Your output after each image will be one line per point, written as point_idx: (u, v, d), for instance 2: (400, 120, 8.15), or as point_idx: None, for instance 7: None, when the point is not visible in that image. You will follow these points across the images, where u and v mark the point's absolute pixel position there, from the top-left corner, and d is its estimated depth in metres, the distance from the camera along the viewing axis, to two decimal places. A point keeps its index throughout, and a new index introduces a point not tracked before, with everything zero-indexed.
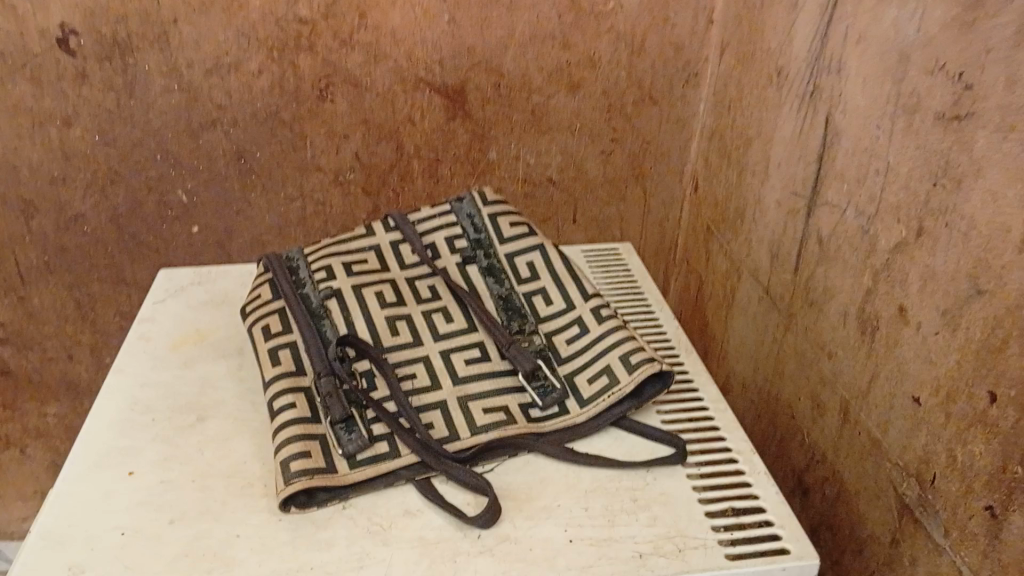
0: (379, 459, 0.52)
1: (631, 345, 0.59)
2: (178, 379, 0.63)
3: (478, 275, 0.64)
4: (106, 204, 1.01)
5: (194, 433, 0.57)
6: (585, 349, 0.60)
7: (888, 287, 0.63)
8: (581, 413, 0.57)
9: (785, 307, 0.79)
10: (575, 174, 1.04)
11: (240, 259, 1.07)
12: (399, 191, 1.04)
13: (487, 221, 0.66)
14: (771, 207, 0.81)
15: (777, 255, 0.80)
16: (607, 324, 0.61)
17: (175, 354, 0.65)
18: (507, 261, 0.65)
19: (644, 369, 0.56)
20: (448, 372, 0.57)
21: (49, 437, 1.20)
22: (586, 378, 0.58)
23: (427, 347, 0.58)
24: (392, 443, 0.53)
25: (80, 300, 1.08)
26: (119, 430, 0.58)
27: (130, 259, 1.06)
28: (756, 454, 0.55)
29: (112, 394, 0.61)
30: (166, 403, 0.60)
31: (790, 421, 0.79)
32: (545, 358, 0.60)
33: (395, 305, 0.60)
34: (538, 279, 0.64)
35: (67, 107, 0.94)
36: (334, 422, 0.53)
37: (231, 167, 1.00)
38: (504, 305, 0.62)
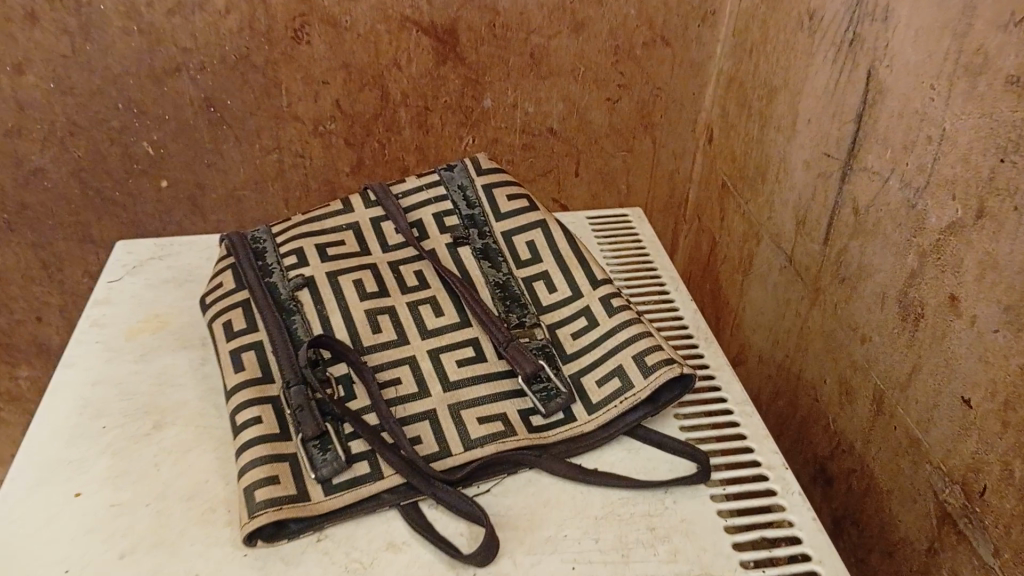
0: (358, 483, 0.46)
1: (646, 342, 0.51)
2: (134, 376, 0.56)
3: (472, 258, 0.56)
4: (66, 157, 0.92)
5: (150, 445, 0.51)
6: (593, 346, 0.53)
7: (937, 270, 0.55)
8: (590, 422, 0.50)
9: (810, 280, 0.71)
10: (577, 122, 0.95)
11: (215, 215, 0.99)
12: (385, 142, 0.95)
13: (482, 194, 0.59)
14: (797, 167, 0.73)
15: (803, 221, 0.72)
16: (618, 316, 0.53)
17: (131, 345, 0.58)
18: (504, 241, 0.57)
19: (662, 372, 0.49)
20: (437, 377, 0.51)
21: (22, 400, 1.13)
22: (594, 380, 0.51)
23: (414, 346, 0.52)
24: (374, 463, 0.47)
25: (44, 259, 1.00)
26: (67, 440, 0.51)
27: (96, 216, 0.98)
28: (789, 470, 0.48)
29: (59, 395, 0.54)
30: (120, 407, 0.53)
31: (812, 404, 0.72)
32: (548, 357, 0.53)
33: (377, 296, 0.53)
34: (539, 262, 0.57)
35: (15, 52, 0.84)
36: (305, 440, 0.46)
37: (200, 116, 0.91)
38: (502, 294, 0.55)
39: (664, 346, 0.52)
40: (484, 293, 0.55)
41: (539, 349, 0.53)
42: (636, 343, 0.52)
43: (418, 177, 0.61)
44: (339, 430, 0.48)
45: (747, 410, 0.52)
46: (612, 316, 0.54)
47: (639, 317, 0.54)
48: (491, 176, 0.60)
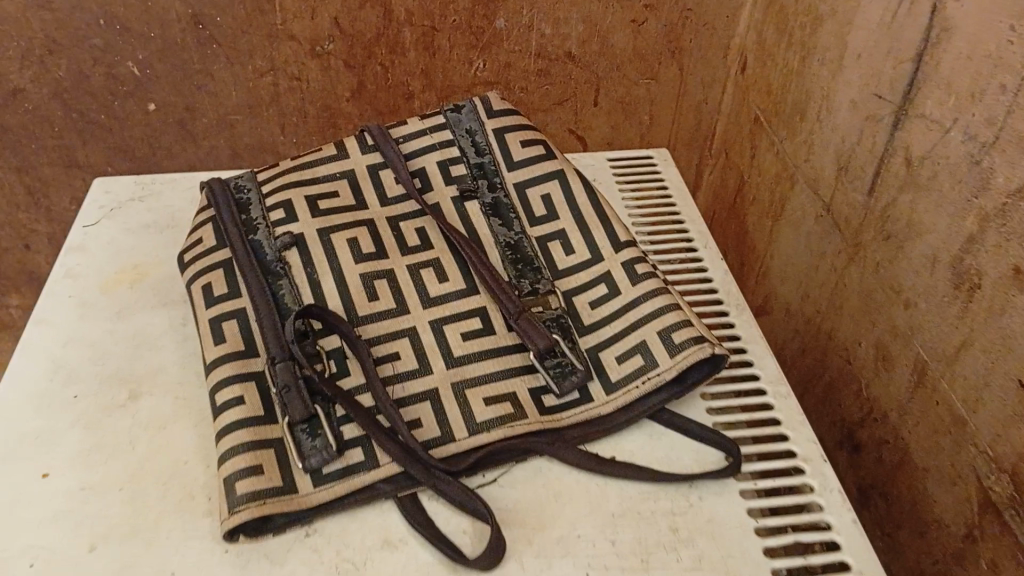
0: (351, 472, 0.42)
1: (675, 316, 0.46)
2: (109, 336, 0.51)
3: (481, 214, 0.52)
4: (45, 78, 0.86)
5: (126, 415, 0.46)
6: (614, 318, 0.48)
7: (1000, 237, 0.49)
8: (608, 403, 0.45)
9: (850, 233, 0.66)
10: (598, 47, 0.87)
11: (207, 141, 0.93)
12: (388, 65, 0.88)
13: (493, 140, 0.54)
14: (842, 107, 0.66)
15: (846, 168, 0.66)
16: (643, 286, 0.48)
17: (108, 297, 0.53)
18: (517, 194, 0.53)
19: (690, 353, 0.45)
20: (441, 353, 0.46)
21: (15, 328, 1.10)
22: (615, 356, 0.47)
23: (415, 315, 0.47)
24: (369, 450, 0.42)
25: (29, 186, 0.95)
26: (35, 408, 0.46)
27: (81, 141, 0.91)
28: (828, 466, 0.44)
29: (28, 355, 0.49)
30: (94, 369, 0.49)
31: (844, 366, 0.67)
32: (564, 329, 0.48)
33: (374, 257, 0.49)
34: (555, 221, 0.52)
35: None
36: (291, 424, 0.42)
37: (187, 34, 0.84)
38: (514, 257, 0.50)
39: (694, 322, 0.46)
40: (493, 255, 0.50)
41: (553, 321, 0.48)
42: (662, 316, 0.47)
43: (423, 120, 0.56)
44: (331, 412, 0.43)
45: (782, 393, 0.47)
46: (636, 285, 0.49)
47: (666, 287, 0.48)
48: (502, 120, 0.56)
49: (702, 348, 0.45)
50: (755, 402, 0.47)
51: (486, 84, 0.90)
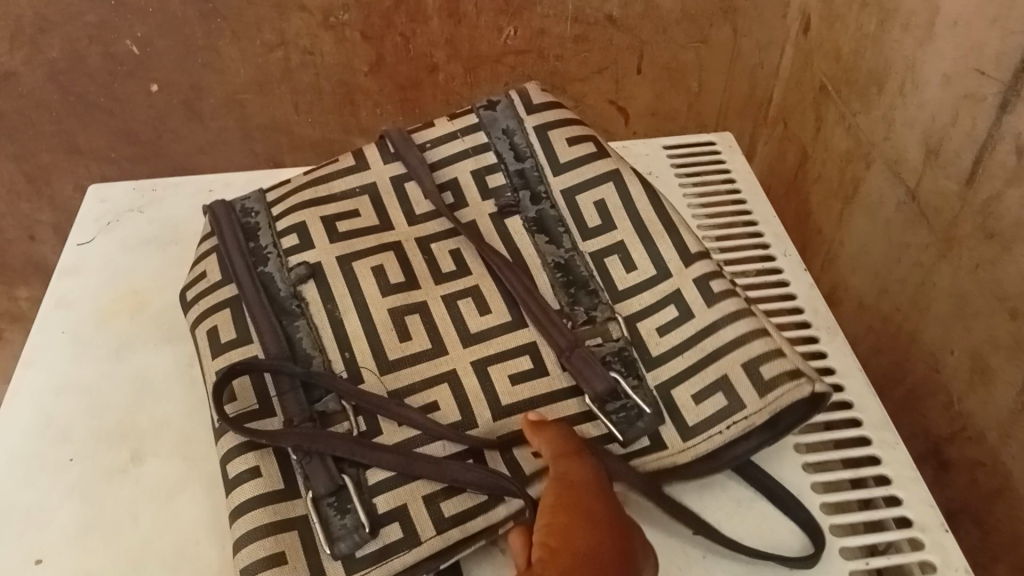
0: (387, 552, 0.41)
1: (766, 350, 0.47)
2: (105, 380, 0.49)
3: (527, 230, 0.54)
4: (38, 58, 0.79)
5: (126, 483, 0.44)
6: (693, 340, 0.48)
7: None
8: (687, 453, 0.46)
9: (940, 227, 0.58)
10: (642, 8, 0.79)
11: (216, 123, 0.86)
12: (409, 35, 0.79)
13: (534, 138, 0.56)
14: (931, 82, 0.58)
15: (935, 151, 0.58)
16: (720, 307, 0.49)
17: (103, 339, 0.51)
18: (565, 203, 0.54)
19: (786, 393, 0.45)
20: (487, 402, 0.47)
21: (26, 321, 1.04)
22: (690, 395, 0.47)
23: (455, 357, 0.48)
24: (408, 528, 0.42)
25: (29, 174, 0.88)
26: (27, 477, 0.44)
27: (81, 124, 0.84)
28: (947, 536, 0.45)
29: (19, 412, 0.47)
30: (88, 429, 0.46)
31: (930, 373, 0.60)
32: (627, 364, 0.48)
33: (402, 288, 0.51)
34: (613, 233, 0.53)
35: None
36: (317, 499, 0.42)
37: (188, 7, 0.76)
38: (565, 280, 0.51)
39: (786, 353, 0.47)
40: (542, 277, 0.51)
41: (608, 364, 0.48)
42: (747, 348, 0.47)
43: (453, 122, 0.59)
44: (362, 480, 0.43)
45: (889, 444, 0.49)
46: (714, 306, 0.49)
47: (749, 308, 0.49)
48: (542, 115, 0.58)
49: (797, 388, 0.45)
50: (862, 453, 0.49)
51: (518, 52, 0.81)
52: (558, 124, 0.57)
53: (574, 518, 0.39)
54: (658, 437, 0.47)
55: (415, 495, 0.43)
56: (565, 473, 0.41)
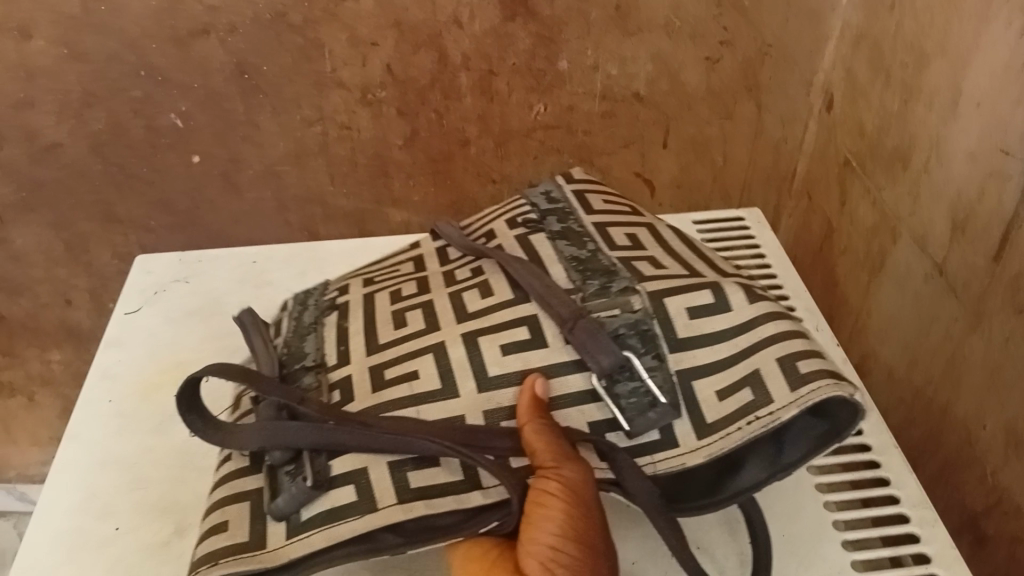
0: (337, 515, 0.43)
1: (803, 351, 0.47)
2: (151, 455, 0.50)
3: (548, 242, 0.57)
4: (83, 130, 0.82)
5: (171, 554, 0.45)
6: (729, 333, 0.49)
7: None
8: (697, 452, 0.46)
9: (969, 299, 0.59)
10: (668, 86, 0.81)
11: (252, 193, 0.88)
12: (442, 111, 0.82)
13: (570, 195, 0.63)
14: (956, 160, 0.59)
15: (962, 227, 0.59)
16: (760, 308, 0.50)
17: (147, 411, 0.52)
18: (595, 230, 0.58)
19: (817, 389, 0.45)
20: (473, 373, 0.48)
21: (58, 385, 1.05)
22: (714, 392, 0.48)
23: (446, 331, 0.51)
24: (361, 489, 0.44)
25: (69, 241, 0.91)
26: (71, 551, 0.45)
27: (120, 193, 0.87)
28: None
29: (64, 486, 0.48)
30: (134, 501, 0.47)
31: (964, 447, 0.60)
32: (643, 338, 0.49)
33: (413, 298, 0.55)
34: (643, 253, 0.57)
35: (19, 12, 0.74)
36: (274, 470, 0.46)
37: (231, 83, 0.80)
38: (582, 269, 0.54)
39: (822, 359, 0.47)
40: (557, 270, 0.55)
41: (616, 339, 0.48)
42: (784, 345, 0.48)
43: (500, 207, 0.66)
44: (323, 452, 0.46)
45: (928, 522, 0.50)
46: (755, 306, 0.50)
47: (784, 314, 0.50)
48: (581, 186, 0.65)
49: (834, 386, 0.45)
50: (900, 530, 0.50)
51: (546, 128, 0.84)
52: (593, 193, 0.64)
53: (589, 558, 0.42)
54: (670, 432, 0.47)
55: (375, 458, 0.45)
56: (574, 485, 0.42)
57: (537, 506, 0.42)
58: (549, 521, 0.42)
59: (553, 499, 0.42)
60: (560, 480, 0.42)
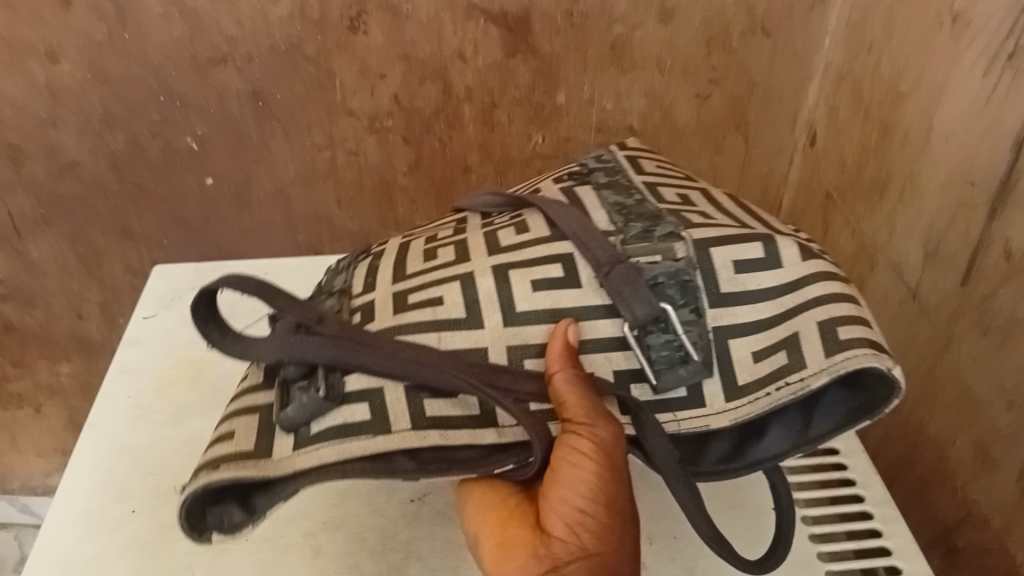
0: (346, 433, 0.45)
1: (845, 316, 0.49)
2: (165, 443, 0.53)
3: (594, 191, 0.59)
4: (103, 150, 0.87)
5: (184, 535, 0.48)
6: (773, 291, 0.51)
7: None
8: (723, 415, 0.49)
9: (941, 323, 0.62)
10: (661, 120, 0.86)
11: (262, 212, 0.93)
12: (446, 140, 0.87)
13: (621, 159, 0.64)
14: (929, 192, 0.63)
15: (935, 254, 0.62)
16: (811, 267, 0.51)
17: (163, 403, 0.55)
18: (643, 185, 0.60)
19: (847, 359, 0.47)
20: (500, 308, 0.49)
21: (65, 397, 1.08)
22: (751, 351, 0.50)
23: (475, 263, 0.52)
24: (375, 410, 0.46)
25: (84, 255, 0.95)
26: (89, 529, 0.48)
27: (136, 211, 0.92)
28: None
29: (83, 470, 0.51)
30: (149, 484, 0.50)
31: (936, 464, 0.63)
32: (683, 290, 0.50)
33: (444, 240, 0.57)
34: (691, 207, 0.57)
35: (49, 37, 0.79)
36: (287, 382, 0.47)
37: (246, 108, 0.84)
38: (626, 214, 0.55)
39: (864, 326, 0.49)
40: (599, 213, 0.56)
41: (654, 286, 0.49)
42: (829, 308, 0.49)
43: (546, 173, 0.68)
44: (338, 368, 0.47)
45: (889, 519, 0.54)
46: (803, 265, 0.51)
47: (836, 275, 0.51)
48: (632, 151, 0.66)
49: (870, 356, 0.47)
50: (862, 525, 0.54)
51: (544, 157, 0.88)
52: (643, 157, 0.65)
53: (617, 521, 0.44)
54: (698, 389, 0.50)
55: (391, 380, 0.46)
56: (604, 443, 0.45)
57: (567, 462, 0.45)
58: (578, 480, 0.44)
59: (585, 458, 0.44)
60: (589, 438, 0.44)
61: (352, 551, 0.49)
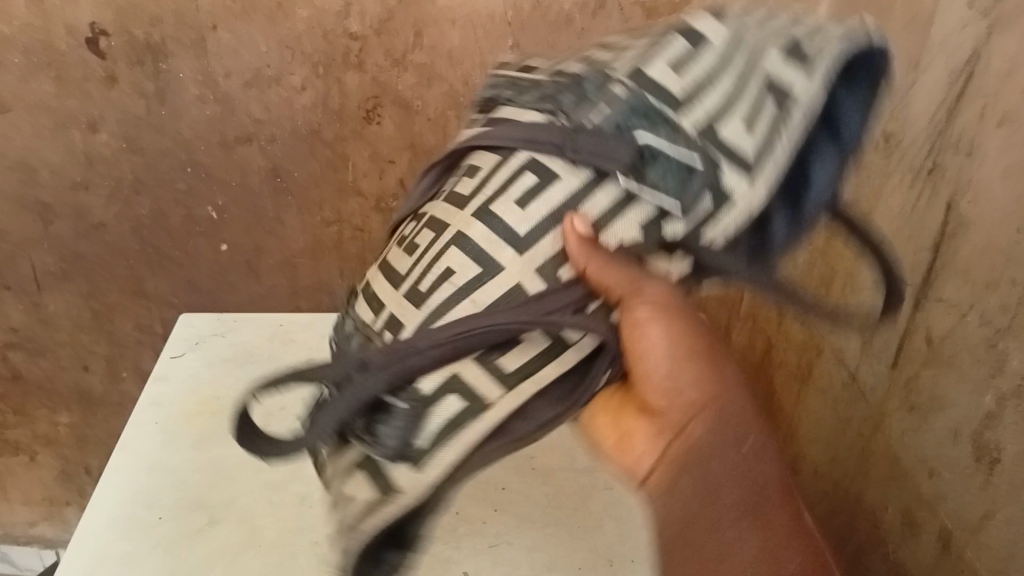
0: (456, 424, 0.50)
1: (788, 42, 0.50)
2: (189, 465, 0.61)
3: (499, 107, 0.57)
4: (128, 213, 0.95)
5: (206, 540, 0.56)
6: (716, 68, 0.50)
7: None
8: (755, 192, 0.49)
9: (875, 402, 0.70)
10: None
11: (269, 279, 1.01)
12: None
13: (492, 75, 0.62)
14: (865, 285, 0.72)
15: (870, 339, 0.71)
16: (721, 33, 0.51)
17: (188, 430, 0.64)
18: (532, 71, 0.58)
19: (823, 57, 0.48)
20: (506, 241, 0.50)
21: (59, 446, 1.13)
22: (739, 133, 0.49)
23: (460, 218, 0.52)
24: (464, 394, 0.50)
25: (96, 311, 1.01)
26: (121, 531, 0.56)
27: (152, 271, 0.99)
28: None
29: (116, 481, 0.59)
30: (174, 498, 0.58)
31: (871, 530, 0.70)
32: (647, 116, 0.49)
33: (404, 243, 0.57)
34: (592, 54, 0.56)
35: (92, 110, 0.88)
36: (370, 428, 0.52)
37: (264, 183, 0.93)
38: (544, 97, 0.54)
39: (806, 32, 0.51)
40: (523, 113, 0.54)
41: (621, 135, 0.49)
42: (767, 49, 0.50)
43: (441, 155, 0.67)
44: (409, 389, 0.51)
45: None
46: (715, 38, 0.51)
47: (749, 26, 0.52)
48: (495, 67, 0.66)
49: (828, 48, 0.49)
50: None
51: None
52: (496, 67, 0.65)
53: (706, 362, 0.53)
54: (720, 189, 0.49)
55: (460, 362, 0.50)
56: (658, 305, 0.50)
57: (638, 341, 0.52)
58: (654, 351, 0.52)
59: (649, 321, 0.51)
60: (644, 310, 0.50)
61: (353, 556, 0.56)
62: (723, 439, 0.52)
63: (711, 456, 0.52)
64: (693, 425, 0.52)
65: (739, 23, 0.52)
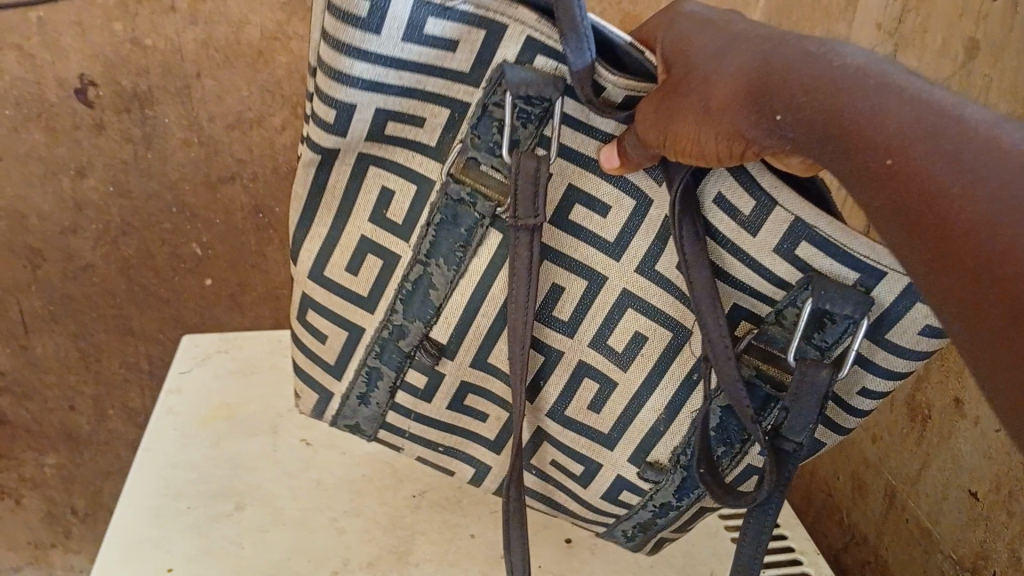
0: (806, 230, 0.48)
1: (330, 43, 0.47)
2: (209, 460, 0.66)
3: (439, 326, 0.55)
4: (115, 253, 0.99)
5: (232, 521, 0.62)
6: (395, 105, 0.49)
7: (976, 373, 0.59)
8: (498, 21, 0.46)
9: None
10: None
11: (252, 311, 1.07)
12: None
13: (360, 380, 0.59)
14: None
15: None
16: (330, 136, 0.50)
17: (204, 431, 0.69)
18: (378, 327, 0.56)
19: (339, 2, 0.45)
20: (624, 224, 0.51)
21: (46, 487, 1.16)
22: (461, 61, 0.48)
23: (622, 274, 0.52)
24: (784, 222, 0.48)
25: (84, 351, 1.05)
26: (154, 520, 0.61)
27: (138, 309, 1.04)
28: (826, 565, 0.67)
29: (145, 476, 0.64)
30: (199, 488, 0.64)
31: (827, 499, 0.78)
32: (492, 132, 0.49)
33: (605, 370, 0.56)
34: (363, 274, 0.55)
35: (81, 158, 0.92)
36: (825, 348, 0.49)
37: (248, 218, 1.00)
38: (459, 242, 0.52)
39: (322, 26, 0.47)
40: (479, 261, 0.53)
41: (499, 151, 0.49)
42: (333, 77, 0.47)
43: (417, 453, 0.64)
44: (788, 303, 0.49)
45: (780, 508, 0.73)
46: (337, 161, 0.52)
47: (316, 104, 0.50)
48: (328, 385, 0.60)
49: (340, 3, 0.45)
50: None
51: None
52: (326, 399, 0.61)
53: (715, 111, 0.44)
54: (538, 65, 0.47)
55: (754, 246, 0.49)
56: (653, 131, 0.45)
57: (698, 145, 0.45)
58: (691, 117, 0.44)
59: (680, 141, 0.45)
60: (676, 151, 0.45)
61: (368, 529, 0.63)
62: (780, 98, 0.41)
63: (832, 158, 0.39)
64: (752, 150, 0.44)
65: (307, 139, 0.52)
